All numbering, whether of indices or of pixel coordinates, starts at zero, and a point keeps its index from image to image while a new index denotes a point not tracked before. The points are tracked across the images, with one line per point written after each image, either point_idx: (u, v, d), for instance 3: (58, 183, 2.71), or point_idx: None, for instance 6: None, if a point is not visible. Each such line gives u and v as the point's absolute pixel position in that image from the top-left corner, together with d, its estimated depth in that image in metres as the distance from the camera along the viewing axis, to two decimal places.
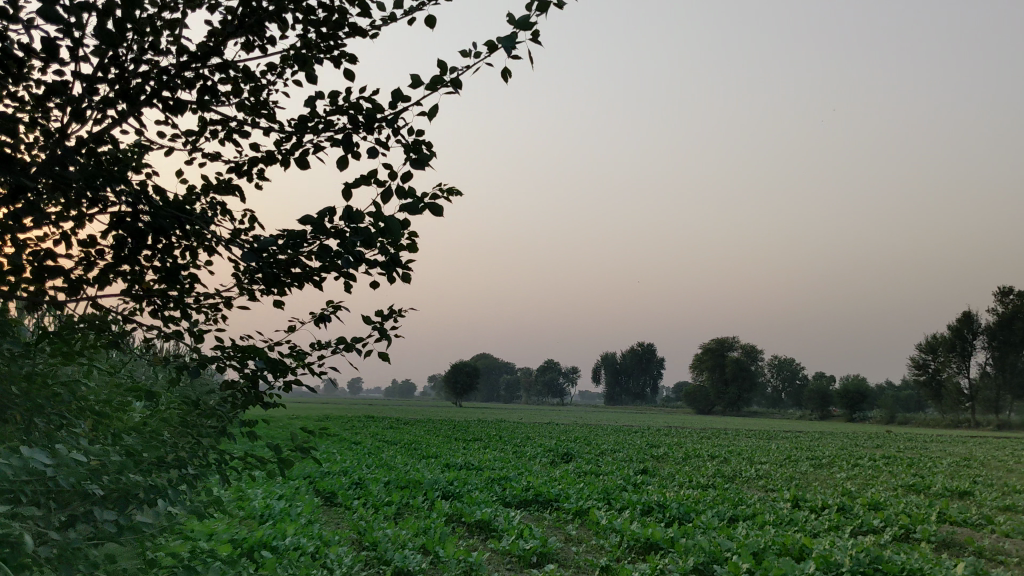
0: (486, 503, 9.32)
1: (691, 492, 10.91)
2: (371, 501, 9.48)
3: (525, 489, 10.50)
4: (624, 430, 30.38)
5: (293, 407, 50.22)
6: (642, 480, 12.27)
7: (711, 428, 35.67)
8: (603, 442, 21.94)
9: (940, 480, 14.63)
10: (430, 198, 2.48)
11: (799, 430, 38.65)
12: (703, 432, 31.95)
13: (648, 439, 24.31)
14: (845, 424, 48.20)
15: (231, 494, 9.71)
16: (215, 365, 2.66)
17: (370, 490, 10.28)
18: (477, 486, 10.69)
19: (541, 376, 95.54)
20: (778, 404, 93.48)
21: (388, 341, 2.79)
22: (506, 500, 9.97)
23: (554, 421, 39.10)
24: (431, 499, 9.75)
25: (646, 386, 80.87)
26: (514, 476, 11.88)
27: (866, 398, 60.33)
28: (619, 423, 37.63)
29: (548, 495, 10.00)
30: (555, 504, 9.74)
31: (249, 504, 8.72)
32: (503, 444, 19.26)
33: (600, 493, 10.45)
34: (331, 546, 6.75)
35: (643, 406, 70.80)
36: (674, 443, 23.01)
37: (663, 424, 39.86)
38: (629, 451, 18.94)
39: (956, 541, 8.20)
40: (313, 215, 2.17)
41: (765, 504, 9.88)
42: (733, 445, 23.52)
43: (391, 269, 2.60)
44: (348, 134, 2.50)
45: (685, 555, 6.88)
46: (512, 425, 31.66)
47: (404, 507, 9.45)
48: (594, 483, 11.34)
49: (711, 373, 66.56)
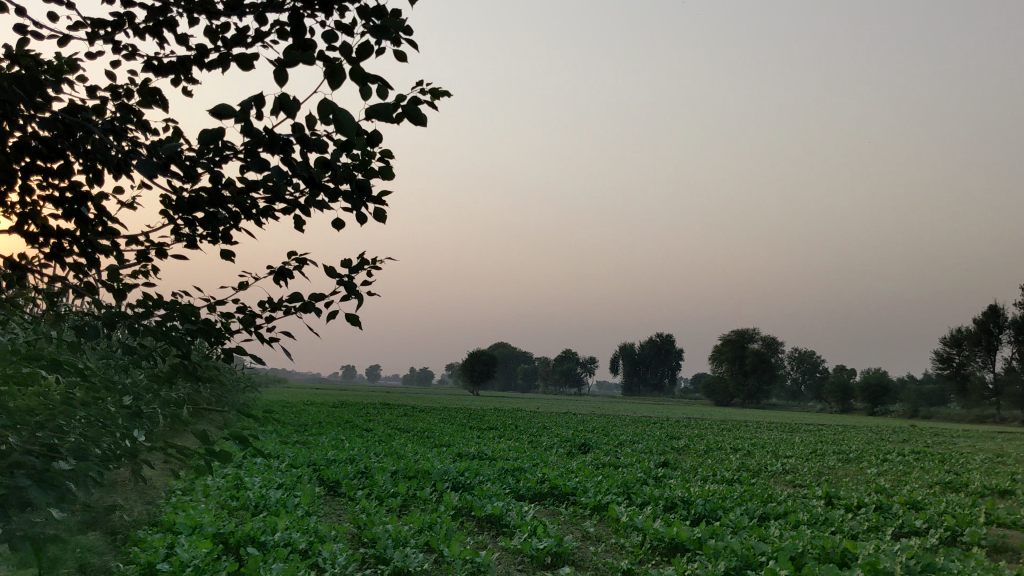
0: (498, 495, 8.73)
1: (718, 488, 10.27)
2: (374, 492, 8.90)
3: (540, 481, 9.88)
4: (642, 421, 29.73)
5: (307, 394, 49.75)
6: (664, 474, 11.63)
7: (730, 420, 34.98)
8: (623, 433, 21.23)
9: (977, 477, 13.89)
10: (409, 102, 1.86)
11: (821, 422, 37.87)
12: (726, 424, 31.25)
13: (669, 431, 23.57)
14: (868, 419, 47.37)
15: (226, 481, 9.15)
16: (124, 323, 2.06)
17: (375, 479, 9.68)
18: (489, 477, 10.07)
19: (559, 364, 94.76)
20: (798, 397, 92.53)
21: (356, 299, 2.19)
22: (519, 492, 9.37)
23: (572, 410, 38.55)
24: (439, 490, 9.16)
25: (665, 375, 80.01)
26: (529, 467, 11.26)
27: (889, 391, 59.39)
28: (638, 414, 36.95)
29: (564, 488, 9.37)
30: (571, 499, 9.12)
31: (243, 493, 8.13)
32: (517, 433, 18.65)
33: (619, 487, 9.82)
34: (325, 542, 6.15)
35: (662, 397, 70.07)
36: (696, 436, 22.26)
37: (683, 415, 39.11)
38: (649, 442, 18.27)
39: (1007, 546, 7.51)
40: (236, 107, 1.56)
41: (797, 502, 9.22)
42: (757, 438, 22.74)
43: (358, 201, 1.99)
44: (298, 14, 1.86)
45: (715, 558, 6.26)
46: (528, 414, 31.13)
47: (410, 499, 8.86)
48: (613, 476, 10.70)
49: (732, 365, 65.72)
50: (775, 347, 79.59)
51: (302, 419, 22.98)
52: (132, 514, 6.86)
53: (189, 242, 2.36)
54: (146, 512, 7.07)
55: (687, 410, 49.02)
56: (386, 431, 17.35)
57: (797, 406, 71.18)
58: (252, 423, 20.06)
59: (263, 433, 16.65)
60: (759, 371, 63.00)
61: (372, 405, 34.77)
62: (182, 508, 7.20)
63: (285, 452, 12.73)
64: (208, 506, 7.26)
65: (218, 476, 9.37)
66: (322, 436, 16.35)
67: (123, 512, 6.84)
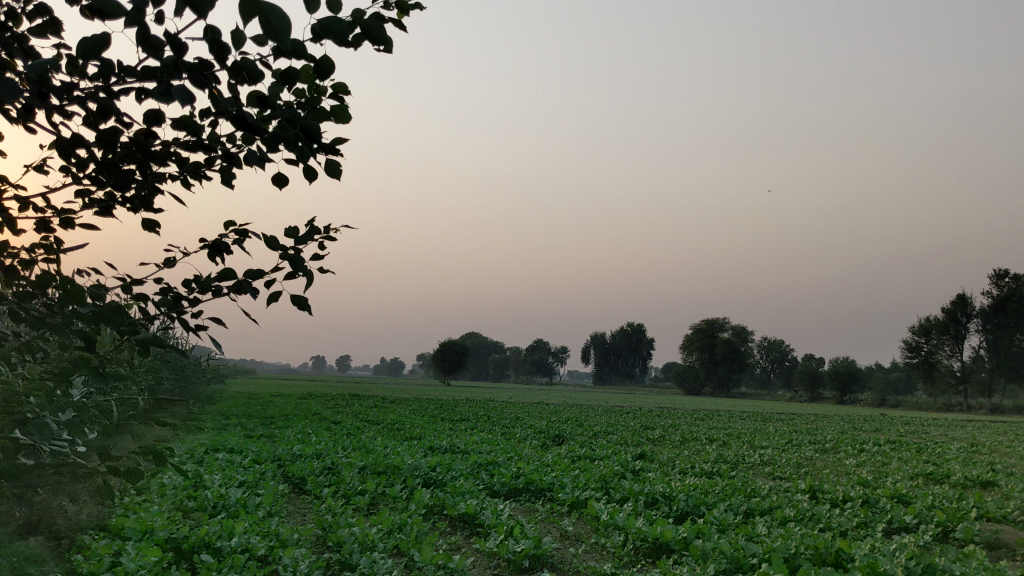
0: (472, 492, 8.31)
1: (700, 481, 9.92)
2: (342, 490, 8.47)
3: (515, 476, 9.48)
4: (615, 410, 29.43)
5: (275, 385, 49.01)
6: (642, 467, 11.27)
7: (702, 409, 34.79)
8: (597, 424, 20.92)
9: (957, 467, 13.68)
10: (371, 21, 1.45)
11: (792, 411, 37.81)
12: (698, 413, 31.04)
13: (643, 421, 23.24)
14: (837, 407, 47.55)
15: (183, 479, 8.67)
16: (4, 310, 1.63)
17: (341, 476, 9.24)
18: (462, 472, 9.66)
19: (530, 353, 94.36)
20: (767, 386, 92.94)
21: (305, 277, 1.76)
22: (493, 488, 8.97)
23: (543, 400, 38.23)
24: (410, 487, 8.74)
25: (636, 365, 79.95)
26: (504, 460, 10.85)
27: (858, 380, 59.67)
28: (611, 403, 36.67)
29: (540, 484, 8.98)
30: (548, 495, 8.72)
31: (201, 493, 7.63)
32: (489, 425, 18.26)
33: (597, 481, 9.44)
34: (287, 548, 5.70)
35: (633, 387, 69.96)
36: (670, 426, 21.96)
37: (656, 404, 38.94)
38: (624, 433, 17.92)
39: (1002, 542, 7.24)
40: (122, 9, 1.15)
41: (782, 497, 8.89)
42: (731, 428, 22.48)
43: (308, 149, 1.58)
44: None
45: (702, 561, 5.89)
46: (499, 404, 30.73)
47: (380, 497, 8.43)
48: (590, 470, 10.34)
49: (703, 355, 65.67)
50: (746, 337, 79.74)
51: (270, 410, 22.44)
52: (78, 517, 6.41)
53: (102, 209, 1.96)
54: (96, 516, 6.61)
55: (660, 399, 48.87)
56: (355, 424, 16.88)
57: (768, 394, 71.41)
58: (216, 416, 19.48)
59: (229, 427, 16.13)
60: (729, 360, 63.05)
61: (342, 396, 34.20)
62: (134, 510, 6.74)
63: (250, 447, 12.25)
64: (162, 509, 6.81)
65: (175, 474, 8.88)
66: (289, 429, 15.85)
67: (70, 514, 6.38)
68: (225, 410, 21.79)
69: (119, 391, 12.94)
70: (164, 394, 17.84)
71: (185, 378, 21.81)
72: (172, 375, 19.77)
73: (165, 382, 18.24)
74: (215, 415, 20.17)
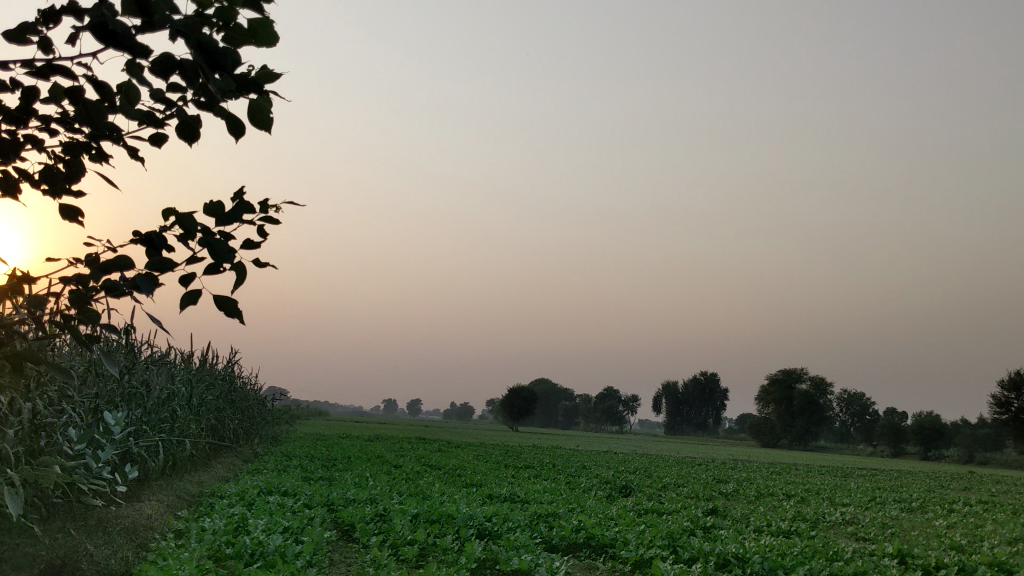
0: (527, 546, 7.73)
1: (776, 541, 9.17)
2: (390, 540, 7.98)
3: (576, 530, 8.88)
4: (688, 462, 28.44)
5: (341, 426, 48.90)
6: (712, 523, 10.55)
7: (778, 463, 33.45)
8: (665, 474, 20.20)
9: None
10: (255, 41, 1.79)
11: (875, 468, 36.14)
12: (775, 467, 29.81)
13: (715, 474, 22.38)
14: (922, 464, 45.52)
15: (226, 524, 8.29)
16: None
17: (393, 523, 8.74)
18: (519, 524, 9.08)
19: (599, 400, 92.98)
20: (846, 439, 89.92)
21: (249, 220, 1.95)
22: (551, 543, 8.37)
23: (612, 449, 37.36)
24: (462, 538, 8.21)
25: (709, 415, 78.15)
26: (565, 512, 10.25)
27: (943, 436, 57.18)
28: (682, 455, 35.61)
29: (602, 539, 8.38)
30: (610, 553, 8.09)
31: (240, 539, 7.18)
32: (552, 473, 17.75)
33: (665, 539, 8.76)
34: None
35: (706, 438, 68.30)
36: (743, 479, 21.07)
37: (729, 456, 37.64)
38: (695, 485, 17.19)
39: None
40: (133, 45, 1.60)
41: (868, 562, 8.11)
42: (809, 484, 21.42)
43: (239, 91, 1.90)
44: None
45: None
46: (566, 451, 30.01)
47: (430, 550, 7.89)
48: (657, 526, 9.69)
49: (780, 407, 63.81)
50: (824, 388, 77.41)
51: (333, 452, 22.26)
52: (104, 559, 6.05)
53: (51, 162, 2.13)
54: (126, 560, 6.24)
55: (735, 451, 47.42)
56: (415, 468, 16.50)
57: (847, 448, 69.00)
58: (278, 457, 19.36)
59: (288, 468, 15.91)
60: (807, 412, 61.11)
61: (408, 438, 33.90)
62: (164, 557, 6.32)
63: (303, 489, 11.93)
64: (195, 555, 6.40)
65: (219, 519, 8.52)
66: (348, 472, 15.55)
67: (98, 558, 5.99)
68: (288, 451, 21.64)
69: (174, 428, 12.77)
70: (225, 433, 17.75)
71: (249, 417, 21.79)
72: (235, 413, 19.71)
73: (227, 420, 18.16)
74: (277, 455, 20.03)
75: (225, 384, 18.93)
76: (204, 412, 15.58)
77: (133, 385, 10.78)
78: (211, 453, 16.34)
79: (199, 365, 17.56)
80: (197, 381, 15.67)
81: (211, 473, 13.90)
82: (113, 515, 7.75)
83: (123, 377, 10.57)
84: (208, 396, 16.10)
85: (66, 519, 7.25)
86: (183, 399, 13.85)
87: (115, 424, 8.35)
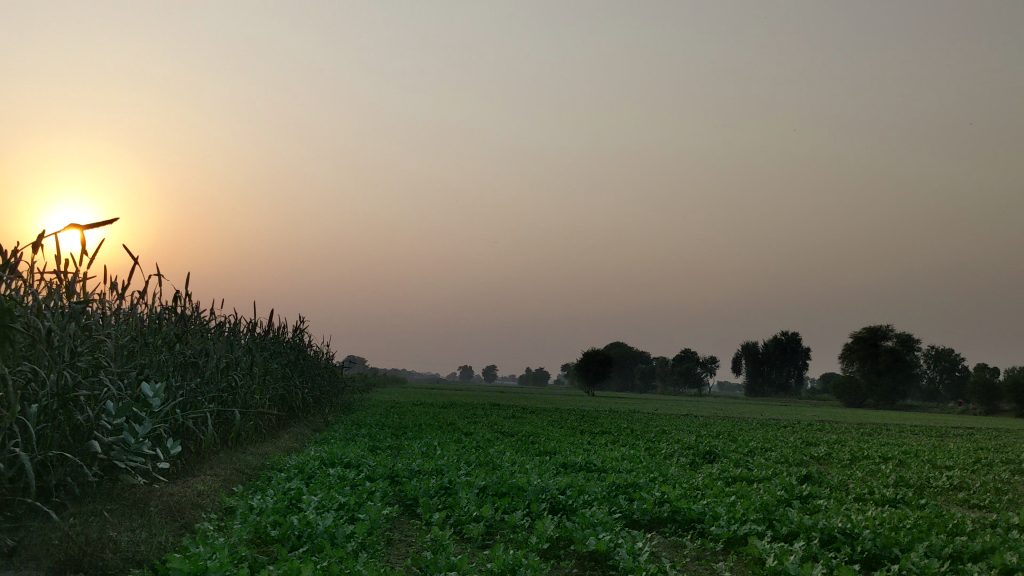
0: (606, 523, 6.87)
1: (884, 513, 8.20)
2: (453, 517, 7.26)
3: (658, 502, 8.05)
4: (774, 424, 27.20)
5: (416, 393, 48.63)
6: (808, 492, 9.60)
7: (869, 423, 31.94)
8: (750, 438, 19.18)
9: None
10: None
11: (973, 427, 34.29)
12: (865, 428, 28.37)
13: (802, 437, 21.22)
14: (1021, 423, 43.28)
15: (278, 501, 7.64)
16: None
17: (458, 498, 8.02)
18: (596, 496, 8.27)
19: (678, 364, 91.48)
20: (936, 397, 86.90)
21: None
22: (632, 518, 7.58)
23: (694, 412, 36.24)
24: (533, 513, 7.44)
25: (790, 375, 76.19)
26: (646, 482, 9.43)
27: None
28: (764, 417, 34.41)
29: (688, 513, 7.53)
30: (698, 529, 7.24)
31: (286, 519, 6.49)
32: (630, 439, 16.91)
33: (758, 512, 7.85)
34: None
35: (789, 399, 66.47)
36: (834, 442, 19.89)
37: (813, 418, 36.22)
38: (783, 450, 16.13)
39: None
40: None
41: (995, 536, 7.12)
42: (905, 445, 20.16)
43: None
44: None
45: None
46: (645, 416, 29.06)
47: (498, 528, 7.13)
48: (748, 496, 8.80)
49: (865, 365, 61.70)
50: (912, 345, 74.80)
51: (406, 420, 21.80)
52: (134, 546, 5.41)
53: None
54: (159, 545, 5.58)
55: (819, 412, 45.93)
56: (487, 435, 15.80)
57: (937, 407, 66.63)
58: (349, 425, 18.95)
59: (356, 438, 15.39)
60: (893, 371, 58.93)
61: (483, 405, 33.27)
62: (197, 542, 5.63)
63: (367, 460, 11.28)
64: (235, 540, 5.72)
65: (270, 496, 7.90)
66: (416, 440, 14.91)
67: (126, 546, 5.35)
68: (360, 419, 21.20)
69: (236, 400, 12.28)
70: (296, 402, 17.33)
71: (320, 385, 21.39)
72: (305, 382, 19.31)
73: (296, 390, 17.77)
74: (347, 423, 19.62)
75: (292, 352, 18.50)
76: (270, 382, 15.12)
77: (187, 356, 10.22)
78: (278, 424, 15.87)
79: (264, 334, 17.10)
80: (261, 350, 15.20)
81: (277, 445, 13.43)
82: (155, 495, 7.21)
83: (174, 347, 10.02)
84: (274, 365, 15.67)
85: (104, 499, 6.66)
86: (245, 368, 13.38)
87: (157, 396, 7.73)
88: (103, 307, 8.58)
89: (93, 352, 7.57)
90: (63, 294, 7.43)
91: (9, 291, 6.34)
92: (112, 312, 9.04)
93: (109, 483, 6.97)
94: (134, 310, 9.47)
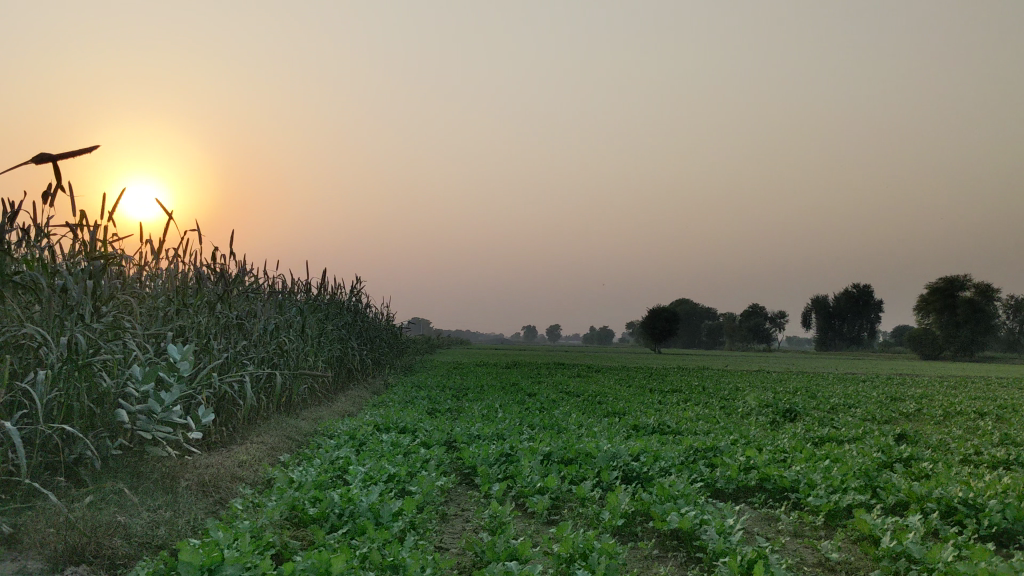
0: (688, 496, 6.02)
1: (1002, 478, 7.22)
2: (515, 489, 6.49)
3: (742, 468, 7.17)
4: (853, 379, 25.90)
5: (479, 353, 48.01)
6: (909, 454, 8.63)
7: (952, 376, 30.37)
8: (830, 394, 18.10)
9: None
10: None
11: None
12: (950, 381, 26.88)
13: (885, 392, 20.02)
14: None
15: (321, 473, 6.94)
16: None
17: (520, 466, 7.25)
18: (674, 462, 7.43)
19: (747, 318, 89.66)
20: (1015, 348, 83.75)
21: None
22: (715, 488, 6.76)
23: (766, 367, 35.00)
24: (604, 483, 6.64)
25: (864, 328, 73.98)
26: (726, 444, 8.56)
27: None
28: (840, 372, 33.04)
29: (778, 481, 6.65)
30: (793, 500, 6.37)
31: (327, 495, 5.77)
32: (703, 397, 16.00)
33: (858, 479, 6.93)
34: None
35: (863, 353, 64.54)
36: (921, 397, 18.68)
37: (893, 371, 34.72)
38: (869, 407, 15.07)
39: None
40: None
41: None
42: (997, 398, 18.85)
43: None
44: None
45: None
46: (717, 372, 27.96)
47: (565, 500, 6.35)
48: (841, 459, 7.88)
49: (943, 316, 59.45)
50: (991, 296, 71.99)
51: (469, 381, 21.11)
52: (147, 530, 4.74)
53: None
54: (180, 527, 4.92)
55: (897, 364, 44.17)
56: (551, 396, 15.05)
57: (1018, 358, 64.22)
58: (409, 387, 18.35)
59: (415, 400, 14.76)
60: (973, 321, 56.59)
61: (546, 365, 32.46)
62: (224, 525, 4.93)
63: (424, 425, 10.59)
64: (267, 522, 5.02)
65: (314, 467, 7.21)
66: (477, 402, 14.21)
67: (138, 532, 4.66)
68: (421, 381, 20.61)
69: (286, 363, 11.66)
70: (353, 364, 16.74)
71: (379, 347, 20.83)
72: (363, 344, 18.71)
73: (354, 351, 17.18)
74: (408, 385, 19.00)
75: (349, 314, 17.89)
76: (325, 344, 14.53)
77: (229, 317, 9.58)
78: (335, 387, 15.31)
79: (319, 295, 16.50)
80: (314, 311, 14.57)
81: (331, 409, 12.85)
82: (187, 468, 6.58)
83: (215, 309, 9.39)
84: (328, 326, 15.06)
85: (129, 475, 6.03)
86: (296, 329, 12.76)
87: (186, 360, 7.06)
88: (134, 266, 7.94)
89: (116, 313, 6.92)
90: (84, 252, 6.77)
91: (15, 246, 5.68)
92: (145, 271, 8.41)
93: (136, 456, 6.34)
94: (170, 269, 8.84)
